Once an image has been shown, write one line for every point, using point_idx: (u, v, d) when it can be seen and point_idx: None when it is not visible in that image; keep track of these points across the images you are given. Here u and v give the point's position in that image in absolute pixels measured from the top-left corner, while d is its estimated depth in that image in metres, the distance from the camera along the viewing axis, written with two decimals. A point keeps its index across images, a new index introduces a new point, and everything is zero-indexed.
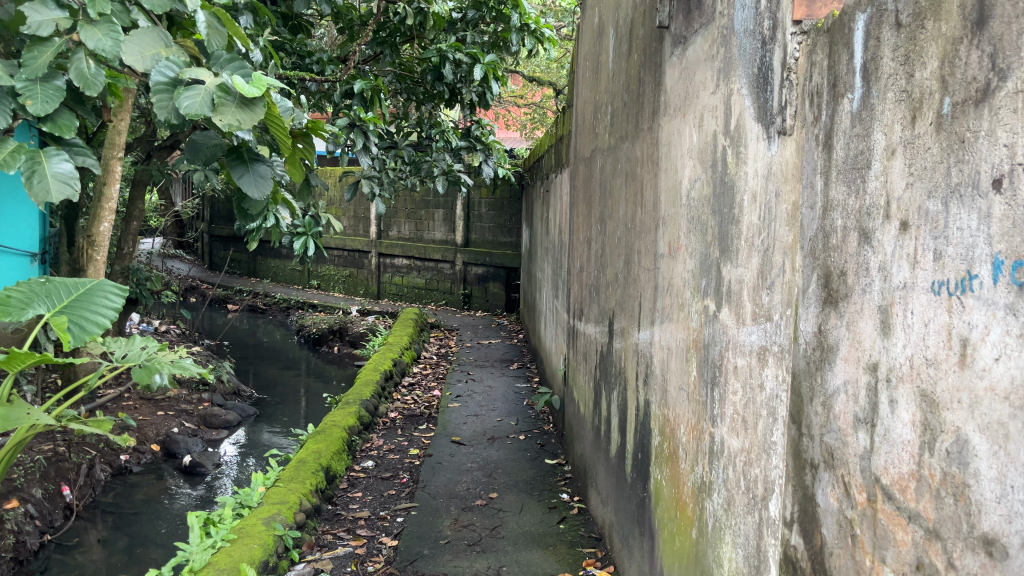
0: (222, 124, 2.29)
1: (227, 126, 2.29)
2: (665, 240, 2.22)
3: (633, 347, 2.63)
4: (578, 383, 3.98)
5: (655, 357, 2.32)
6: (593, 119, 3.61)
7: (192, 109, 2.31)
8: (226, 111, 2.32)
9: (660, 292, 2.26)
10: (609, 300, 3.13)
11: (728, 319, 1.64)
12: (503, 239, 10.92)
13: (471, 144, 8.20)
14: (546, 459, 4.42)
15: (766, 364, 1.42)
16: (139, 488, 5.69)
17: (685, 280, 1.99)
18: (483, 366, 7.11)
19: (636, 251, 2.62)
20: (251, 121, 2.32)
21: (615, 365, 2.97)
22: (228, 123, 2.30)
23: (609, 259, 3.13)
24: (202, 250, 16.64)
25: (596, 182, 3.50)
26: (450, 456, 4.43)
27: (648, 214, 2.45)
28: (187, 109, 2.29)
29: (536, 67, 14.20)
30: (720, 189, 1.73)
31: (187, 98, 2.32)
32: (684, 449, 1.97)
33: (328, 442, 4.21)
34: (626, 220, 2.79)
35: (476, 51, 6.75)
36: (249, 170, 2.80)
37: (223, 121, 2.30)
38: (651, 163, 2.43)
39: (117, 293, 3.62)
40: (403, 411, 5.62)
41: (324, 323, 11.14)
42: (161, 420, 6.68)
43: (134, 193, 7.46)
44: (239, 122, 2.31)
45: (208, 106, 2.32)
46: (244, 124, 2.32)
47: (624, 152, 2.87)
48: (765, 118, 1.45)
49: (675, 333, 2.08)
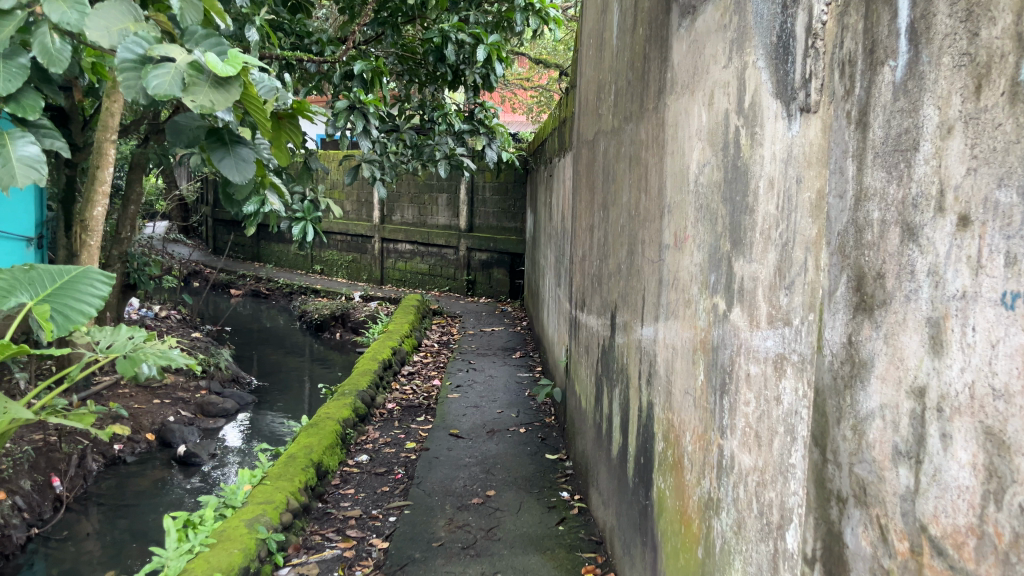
0: (193, 105, 2.09)
1: (199, 109, 2.09)
2: (671, 230, 2.04)
3: (636, 343, 2.46)
4: (579, 376, 3.82)
5: (659, 356, 2.15)
6: (597, 100, 3.42)
7: (161, 89, 2.10)
8: (199, 91, 2.13)
9: (664, 286, 2.09)
10: (612, 292, 2.95)
11: (740, 319, 1.47)
12: (508, 224, 10.71)
13: (474, 127, 7.97)
14: (546, 453, 4.26)
15: (784, 375, 1.25)
16: (133, 479, 5.57)
17: (692, 273, 1.82)
18: (485, 355, 6.96)
19: (640, 240, 2.44)
20: (226, 102, 2.13)
21: (617, 361, 2.80)
22: (201, 105, 2.10)
23: (611, 249, 2.96)
24: (206, 234, 16.52)
25: (599, 166, 3.32)
26: (447, 450, 4.28)
27: (652, 202, 2.27)
28: (155, 89, 2.09)
29: (542, 49, 13.99)
30: (732, 174, 1.56)
31: (155, 78, 2.12)
32: (690, 459, 1.81)
33: (321, 436, 4.06)
34: (630, 209, 2.62)
35: (479, 31, 6.55)
36: (230, 154, 2.62)
37: (194, 102, 2.10)
38: (656, 146, 2.24)
39: (104, 279, 3.44)
40: (402, 402, 5.48)
41: (326, 308, 11.00)
42: (157, 408, 6.55)
43: (131, 176, 7.31)
44: (212, 104, 2.11)
45: (178, 85, 2.12)
46: (218, 105, 2.12)
47: (628, 134, 2.68)
48: (785, 94, 1.27)
49: (680, 332, 1.91)
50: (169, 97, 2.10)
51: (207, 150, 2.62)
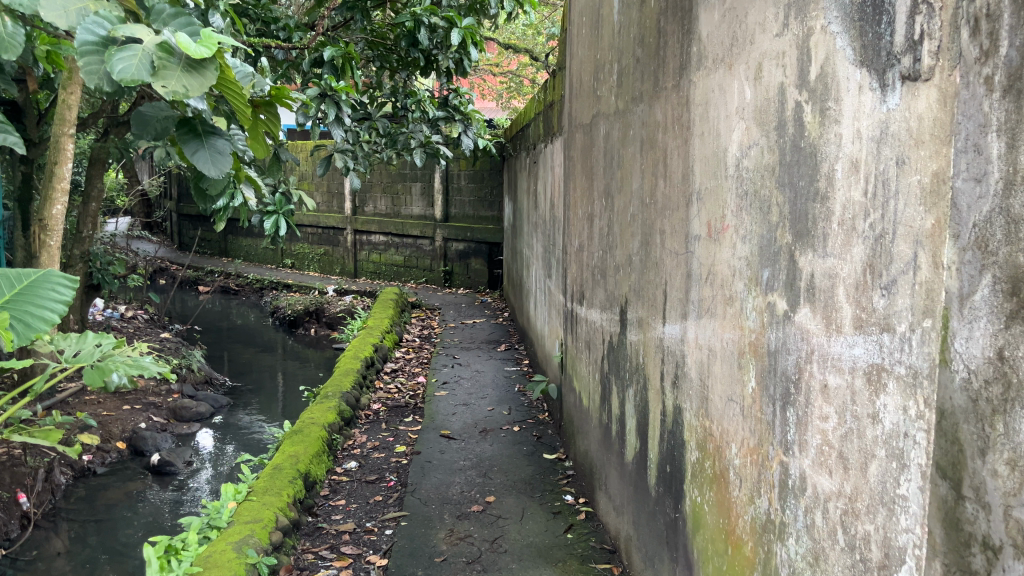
0: (164, 91, 1.86)
1: (171, 95, 1.85)
2: (703, 219, 1.86)
3: (656, 342, 2.28)
4: (580, 372, 3.65)
5: (689, 357, 1.97)
6: (594, 81, 3.23)
7: (127, 74, 1.86)
8: (170, 76, 1.89)
9: (695, 281, 1.91)
10: (620, 285, 2.77)
11: (811, 323, 1.29)
12: (484, 213, 10.50)
13: (449, 114, 7.75)
14: (544, 453, 4.09)
15: (882, 389, 1.07)
16: (105, 492, 5.29)
17: (735, 268, 1.64)
18: (468, 349, 6.76)
19: (658, 231, 2.26)
20: (201, 88, 1.89)
21: (630, 359, 2.63)
22: (173, 91, 1.86)
23: (618, 239, 2.78)
24: (171, 230, 16.07)
25: (599, 150, 3.13)
26: (439, 453, 4.09)
27: (675, 189, 2.09)
28: (120, 74, 1.84)
29: (511, 35, 13.81)
30: (791, 156, 1.37)
31: (121, 61, 1.88)
32: (738, 474, 1.63)
33: (306, 444, 3.85)
34: (642, 197, 2.44)
35: (452, 14, 6.32)
36: (204, 146, 2.37)
37: (165, 87, 1.87)
38: (678, 127, 2.06)
39: (67, 283, 3.16)
40: (387, 402, 5.27)
41: (300, 304, 10.70)
42: (127, 415, 6.26)
43: (92, 172, 6.98)
44: (186, 90, 1.88)
45: (147, 69, 1.88)
46: (192, 91, 1.89)
47: (637, 117, 2.50)
48: (876, 61, 1.09)
49: (720, 332, 1.73)
50: (137, 83, 1.86)
51: (179, 143, 2.38)
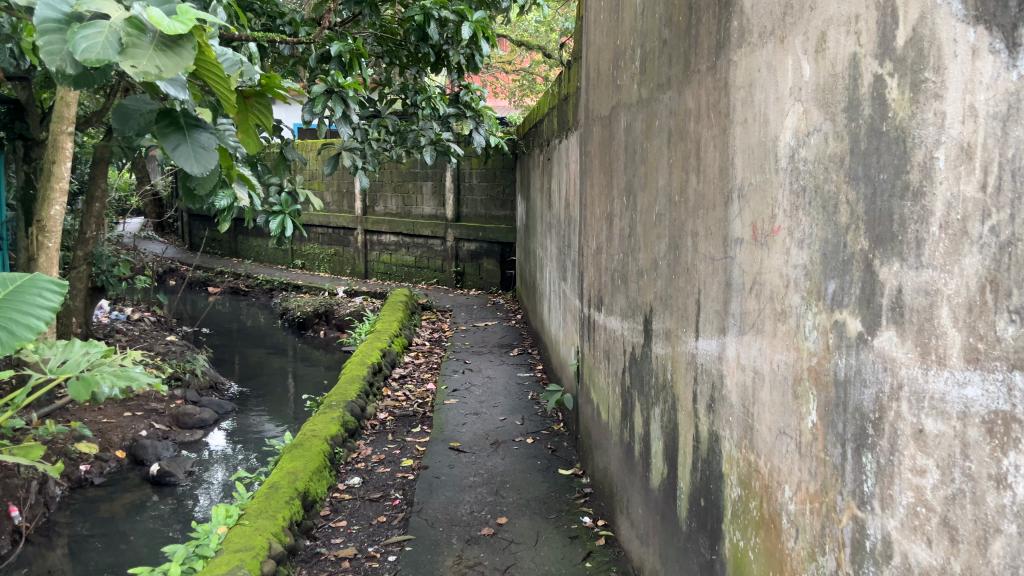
0: (133, 70, 1.59)
1: (140, 75, 1.59)
2: (747, 220, 1.60)
3: (687, 359, 2.03)
4: (598, 383, 3.39)
5: (729, 379, 1.72)
6: (614, 70, 2.97)
7: (92, 54, 1.59)
8: (140, 55, 1.63)
9: (737, 292, 1.66)
10: (644, 292, 2.51)
11: (898, 350, 1.03)
12: (496, 212, 10.22)
13: (460, 111, 7.48)
14: (559, 468, 3.83)
15: (1012, 444, 0.84)
16: (102, 504, 5.09)
17: (790, 279, 1.38)
18: (480, 353, 6.51)
19: (690, 232, 2.00)
20: (175, 68, 1.63)
21: (656, 376, 2.38)
22: (143, 71, 1.60)
23: (642, 242, 2.52)
24: (182, 230, 15.95)
25: (619, 144, 2.88)
26: (448, 468, 3.84)
27: (710, 184, 1.83)
28: (83, 52, 1.57)
29: (523, 32, 13.59)
30: (868, 143, 1.12)
31: (85, 39, 1.61)
32: (793, 522, 1.38)
33: (306, 459, 3.61)
34: (671, 195, 2.18)
35: (463, 7, 6.08)
36: (187, 140, 2.11)
37: (134, 66, 1.60)
38: (715, 115, 1.80)
39: (54, 288, 2.81)
40: (394, 411, 5.03)
41: (309, 306, 10.49)
42: (128, 422, 6.06)
43: (94, 171, 6.80)
44: (158, 69, 1.61)
45: (115, 48, 1.61)
46: (166, 72, 1.62)
47: (664, 106, 2.24)
48: (1004, 15, 0.85)
49: (771, 353, 1.48)
50: (103, 64, 1.59)
51: (159, 138, 2.11)
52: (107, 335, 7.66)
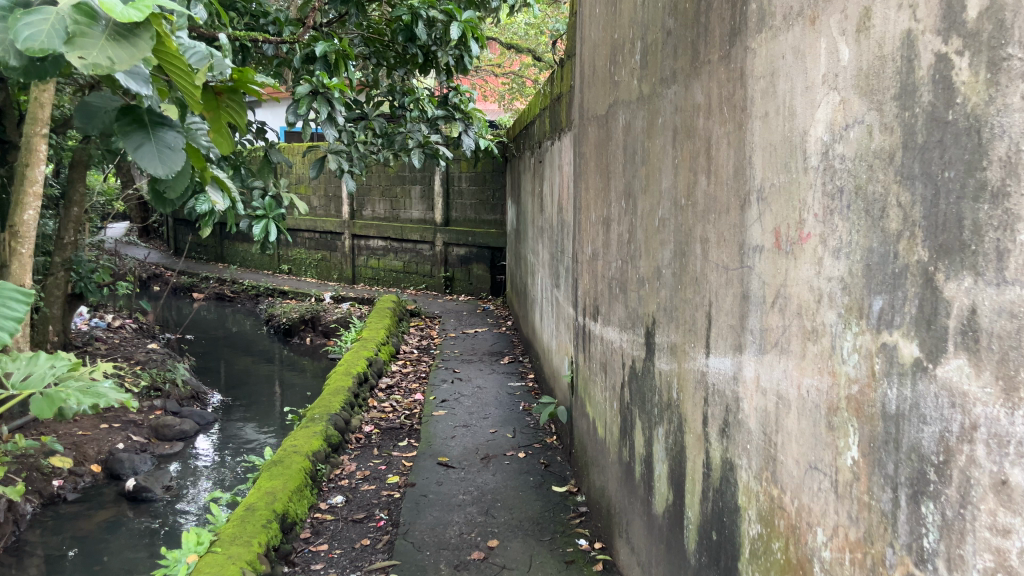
0: (81, 62, 1.35)
1: (89, 68, 1.36)
2: (767, 226, 1.44)
3: (696, 377, 1.86)
4: (594, 397, 3.21)
5: (747, 402, 1.54)
6: (611, 66, 2.80)
7: (35, 43, 1.36)
8: (90, 47, 1.40)
9: (757, 306, 1.49)
10: (646, 303, 2.34)
11: (972, 384, 0.87)
12: (486, 217, 10.04)
13: (449, 113, 7.29)
14: (552, 485, 3.65)
15: None
16: (75, 522, 4.86)
17: (823, 292, 1.21)
18: (470, 361, 6.32)
19: (699, 238, 1.83)
20: (131, 60, 1.40)
21: (659, 393, 2.20)
22: (92, 63, 1.37)
23: (643, 248, 2.35)
24: (167, 235, 15.70)
25: (617, 143, 2.71)
26: (436, 485, 3.66)
27: (723, 187, 1.66)
28: (25, 41, 1.34)
29: (512, 35, 13.45)
30: (928, 135, 0.95)
31: (28, 26, 1.38)
32: (828, 573, 1.21)
33: (286, 478, 3.42)
34: (676, 198, 2.01)
35: (452, 7, 5.91)
36: (150, 140, 1.88)
37: (82, 58, 1.37)
38: (728, 109, 1.63)
39: (21, 297, 2.27)
40: (381, 423, 4.84)
41: (295, 312, 10.27)
42: (104, 434, 5.84)
43: (72, 174, 6.58)
44: (111, 61, 1.38)
45: (62, 37, 1.39)
46: (119, 65, 1.39)
47: (668, 102, 2.07)
48: None
49: (799, 377, 1.31)
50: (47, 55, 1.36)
51: (120, 137, 1.88)
52: (85, 343, 7.42)
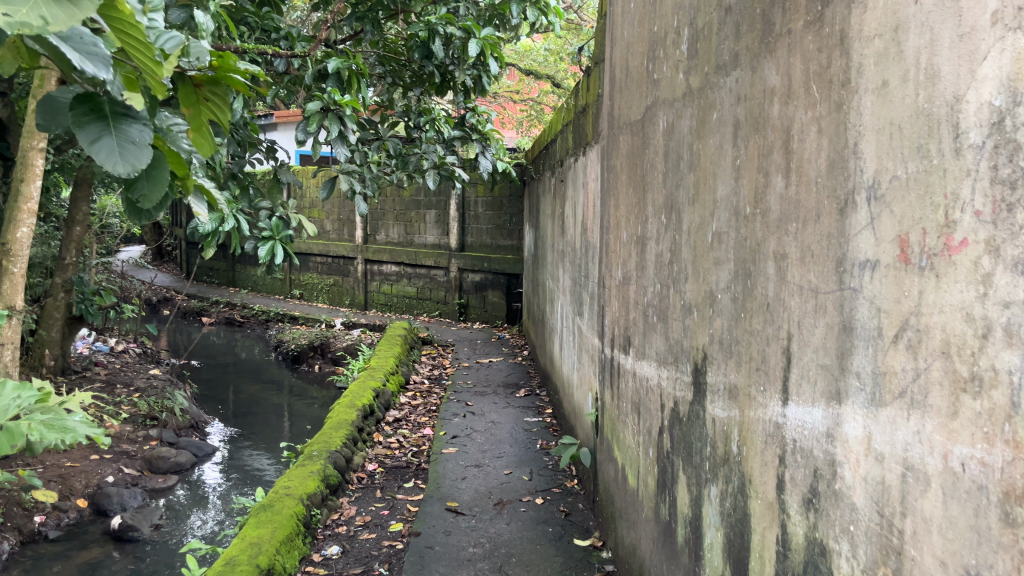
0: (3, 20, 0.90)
1: (12, 26, 0.92)
2: (884, 233, 1.07)
3: (766, 429, 1.49)
4: (623, 440, 2.82)
5: (848, 471, 1.16)
6: (649, 64, 2.46)
7: None
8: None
9: (867, 340, 1.11)
10: (694, 335, 1.97)
11: None
12: (502, 242, 9.70)
13: (466, 134, 6.96)
14: (574, 538, 3.24)
15: None
16: (53, 563, 4.48)
17: (998, 324, 0.84)
18: (483, 394, 5.93)
19: (772, 254, 1.47)
20: (72, 18, 0.96)
21: (711, 445, 1.82)
22: (17, 21, 0.93)
23: (691, 271, 1.98)
24: (181, 258, 15.52)
25: (657, 149, 2.35)
26: (444, 535, 3.26)
27: (812, 189, 1.30)
28: None
29: (532, 61, 13.20)
30: None
31: None
32: None
33: (275, 526, 3.04)
34: (737, 207, 1.65)
35: (470, 22, 5.59)
36: (117, 139, 1.19)
37: (5, 15, 0.92)
38: (818, 86, 1.27)
39: None
40: (386, 461, 4.46)
41: (304, 338, 9.95)
42: (94, 466, 5.47)
43: (75, 192, 6.32)
44: (46, 20, 0.94)
45: None
46: (56, 24, 0.95)
47: (727, 92, 1.72)
48: None
49: (943, 443, 0.93)
50: None
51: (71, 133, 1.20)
52: (85, 367, 7.08)
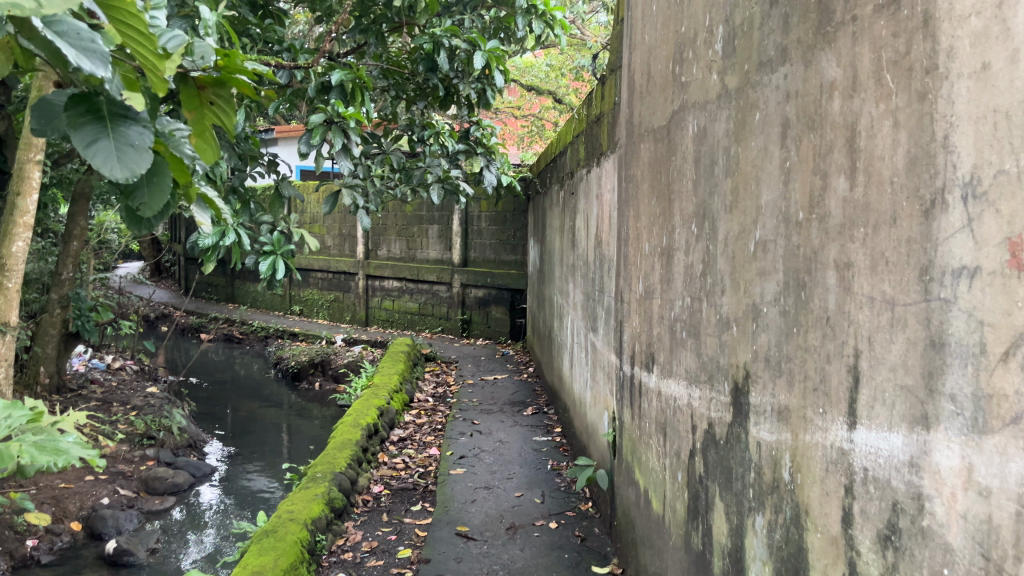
0: None
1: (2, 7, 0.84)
2: (989, 235, 0.94)
3: (827, 454, 1.35)
4: (646, 461, 2.68)
5: (941, 506, 1.02)
6: (675, 66, 2.34)
7: None
8: None
9: (966, 357, 0.98)
10: (734, 351, 1.83)
11: None
12: (506, 257, 9.58)
13: (470, 147, 6.85)
14: (591, 565, 3.08)
15: None
16: None
17: None
18: (489, 412, 5.77)
19: (833, 262, 1.34)
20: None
21: (756, 470, 1.68)
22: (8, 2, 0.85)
23: (730, 284, 1.85)
24: (179, 274, 15.37)
25: (687, 155, 2.22)
26: (454, 562, 3.11)
27: (886, 189, 1.17)
28: None
29: (533, 77, 13.16)
30: None
31: None
32: None
33: (278, 553, 2.89)
34: (788, 213, 1.52)
35: (476, 35, 5.49)
36: (114, 142, 1.05)
37: None
38: (895, 75, 1.14)
39: None
40: (392, 484, 4.30)
41: (305, 355, 9.80)
42: (88, 488, 5.31)
43: (72, 207, 6.18)
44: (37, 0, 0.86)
45: None
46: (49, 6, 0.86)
47: (774, 89, 1.59)
48: None
49: None
50: None
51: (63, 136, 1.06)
52: (81, 384, 6.92)
